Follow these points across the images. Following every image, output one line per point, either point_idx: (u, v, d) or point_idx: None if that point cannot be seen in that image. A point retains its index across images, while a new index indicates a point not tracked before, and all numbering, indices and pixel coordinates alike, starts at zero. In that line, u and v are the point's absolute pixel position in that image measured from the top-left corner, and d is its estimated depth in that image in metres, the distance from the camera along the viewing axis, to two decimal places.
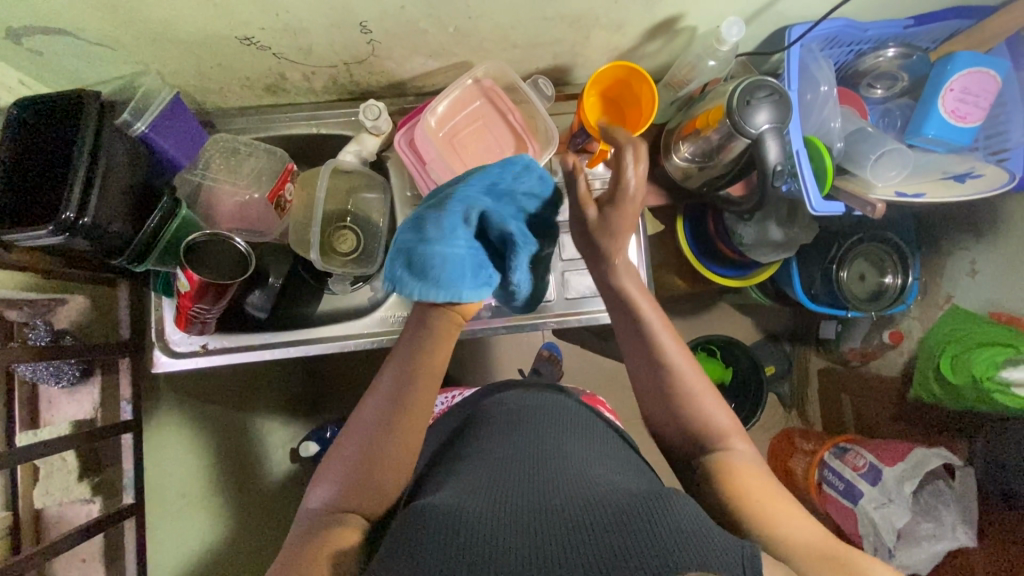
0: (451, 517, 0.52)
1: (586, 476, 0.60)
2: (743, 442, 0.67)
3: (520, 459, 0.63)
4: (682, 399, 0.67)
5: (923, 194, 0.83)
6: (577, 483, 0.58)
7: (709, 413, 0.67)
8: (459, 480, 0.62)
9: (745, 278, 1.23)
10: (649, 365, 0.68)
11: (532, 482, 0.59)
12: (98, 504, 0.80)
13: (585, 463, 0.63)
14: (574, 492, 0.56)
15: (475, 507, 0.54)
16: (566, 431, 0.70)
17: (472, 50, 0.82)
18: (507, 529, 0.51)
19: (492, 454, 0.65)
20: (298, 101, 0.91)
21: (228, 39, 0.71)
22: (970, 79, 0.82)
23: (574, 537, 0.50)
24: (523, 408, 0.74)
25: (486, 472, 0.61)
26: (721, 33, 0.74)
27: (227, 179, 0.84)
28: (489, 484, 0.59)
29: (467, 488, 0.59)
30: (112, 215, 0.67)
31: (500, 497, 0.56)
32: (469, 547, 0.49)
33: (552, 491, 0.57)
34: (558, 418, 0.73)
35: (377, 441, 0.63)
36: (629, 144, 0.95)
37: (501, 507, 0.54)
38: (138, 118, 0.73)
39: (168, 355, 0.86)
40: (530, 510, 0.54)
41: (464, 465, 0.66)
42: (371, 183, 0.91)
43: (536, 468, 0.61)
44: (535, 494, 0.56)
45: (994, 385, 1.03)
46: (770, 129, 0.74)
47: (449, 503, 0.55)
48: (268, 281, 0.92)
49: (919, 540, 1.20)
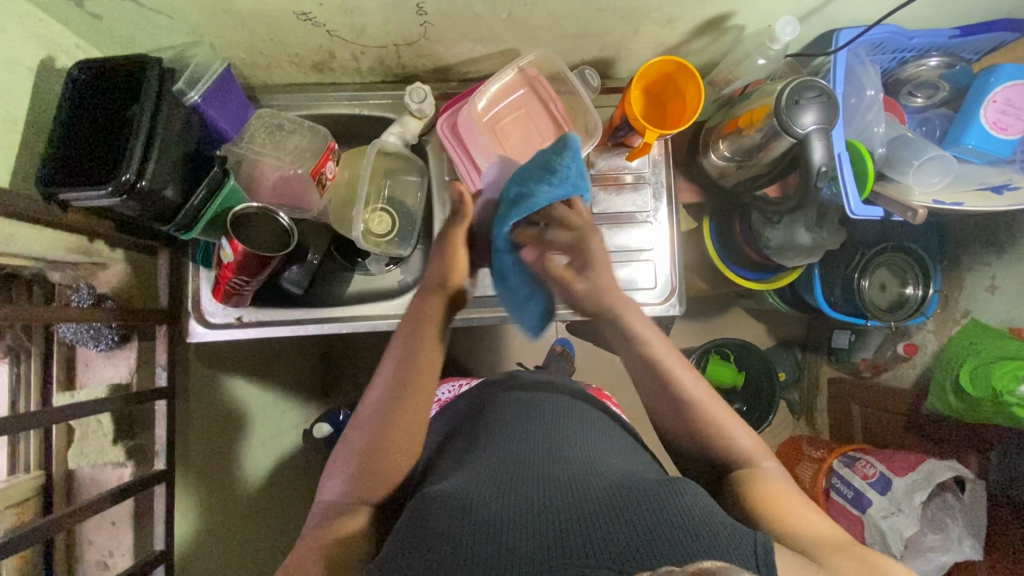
0: (464, 507, 0.53)
1: (592, 463, 0.62)
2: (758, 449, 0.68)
3: (529, 453, 0.63)
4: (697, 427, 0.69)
5: (961, 203, 0.83)
6: (586, 471, 0.60)
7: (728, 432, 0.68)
8: (469, 467, 0.63)
9: (770, 281, 1.24)
10: (665, 399, 0.70)
11: (540, 470, 0.60)
12: (129, 469, 0.80)
13: (591, 453, 0.64)
14: (579, 479, 0.58)
15: (487, 494, 0.55)
16: (574, 424, 0.71)
17: (520, 38, 0.83)
18: (516, 513, 0.52)
19: (502, 446, 0.66)
20: (342, 81, 0.92)
21: (285, 13, 0.72)
22: (1013, 91, 0.82)
23: (583, 518, 0.51)
24: (532, 402, 0.75)
25: (495, 459, 0.63)
26: (774, 31, 0.74)
27: (270, 153, 0.85)
28: (500, 471, 0.60)
29: (478, 475, 0.60)
30: (166, 180, 0.67)
31: (509, 484, 0.57)
32: (478, 536, 0.49)
33: (562, 477, 0.58)
34: (566, 408, 0.75)
35: (388, 432, 0.63)
36: (667, 140, 0.96)
37: (511, 492, 0.55)
38: (191, 87, 0.74)
39: (202, 326, 0.87)
40: (538, 493, 0.55)
41: (474, 452, 0.67)
42: (410, 166, 0.92)
43: (543, 456, 0.63)
44: (543, 479, 0.58)
45: (1013, 400, 1.04)
46: (817, 130, 0.75)
47: (460, 491, 0.56)
48: (306, 258, 0.88)
49: (925, 551, 1.20)
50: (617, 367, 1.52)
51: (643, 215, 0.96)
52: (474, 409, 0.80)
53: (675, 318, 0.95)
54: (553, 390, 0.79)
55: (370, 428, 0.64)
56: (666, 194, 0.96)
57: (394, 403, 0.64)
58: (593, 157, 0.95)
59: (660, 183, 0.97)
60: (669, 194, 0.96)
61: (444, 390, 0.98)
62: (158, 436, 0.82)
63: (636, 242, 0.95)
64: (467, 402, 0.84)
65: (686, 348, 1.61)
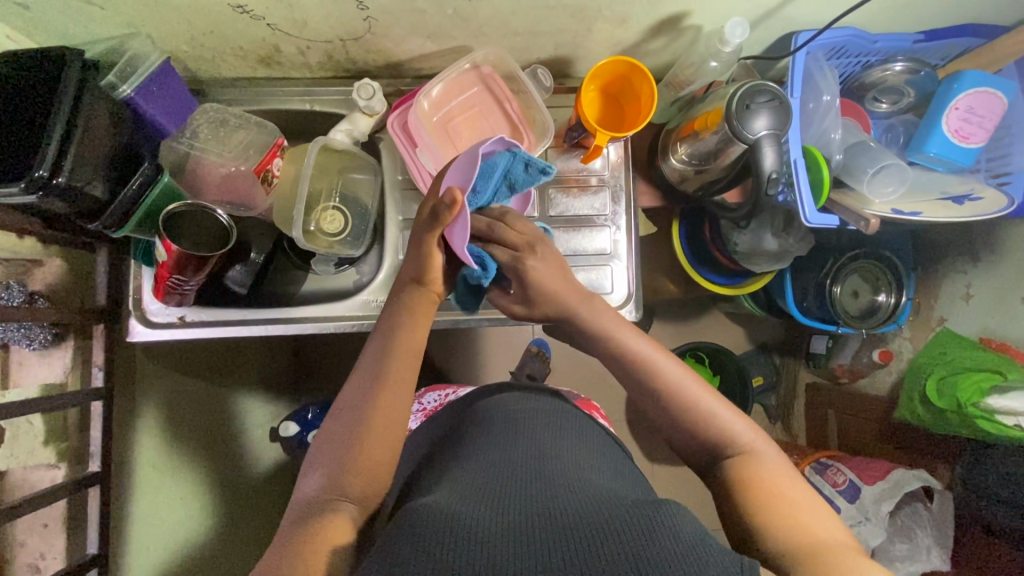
0: (450, 518, 0.51)
1: (582, 481, 0.61)
2: (751, 429, 0.66)
3: (518, 466, 0.62)
4: (684, 412, 0.68)
5: (919, 213, 0.81)
6: (574, 487, 0.59)
7: (709, 415, 0.67)
8: (460, 476, 0.62)
9: (740, 286, 1.21)
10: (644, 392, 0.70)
11: (532, 484, 0.59)
12: (63, 470, 0.78)
13: (576, 470, 0.63)
14: (572, 497, 0.56)
15: (477, 508, 0.54)
16: (561, 441, 0.70)
17: (471, 35, 0.81)
18: (512, 531, 0.51)
19: (494, 455, 0.65)
20: (293, 76, 0.90)
21: (220, 5, 0.69)
22: (975, 99, 0.80)
23: (575, 537, 0.50)
24: (522, 415, 0.75)
25: (482, 470, 0.62)
26: (725, 34, 0.72)
27: (213, 150, 0.82)
28: (488, 485, 0.59)
29: (473, 488, 0.58)
30: (89, 177, 0.65)
31: (498, 501, 0.56)
32: (468, 549, 0.48)
33: (552, 496, 0.56)
34: (550, 423, 0.74)
35: (361, 439, 0.63)
36: (626, 142, 0.94)
37: (502, 505, 0.55)
38: (124, 80, 0.72)
39: (144, 325, 0.84)
40: (533, 513, 0.54)
41: (463, 463, 0.66)
42: (361, 164, 0.90)
43: (537, 471, 0.61)
44: (536, 495, 0.57)
45: (978, 411, 1.02)
46: (768, 136, 0.73)
47: (444, 502, 0.55)
48: (249, 257, 0.90)
49: (892, 561, 1.19)
50: (590, 371, 1.50)
51: (601, 218, 0.94)
52: (457, 427, 0.79)
53: (634, 324, 0.94)
54: (540, 404, 0.79)
55: (349, 425, 0.64)
56: (625, 198, 0.94)
57: (371, 394, 0.66)
58: (550, 159, 0.93)
59: (620, 186, 0.94)
60: (627, 198, 0.93)
61: (430, 398, 0.98)
62: (94, 438, 0.81)
63: (594, 246, 0.93)
64: (451, 419, 0.84)
65: (660, 351, 1.59)
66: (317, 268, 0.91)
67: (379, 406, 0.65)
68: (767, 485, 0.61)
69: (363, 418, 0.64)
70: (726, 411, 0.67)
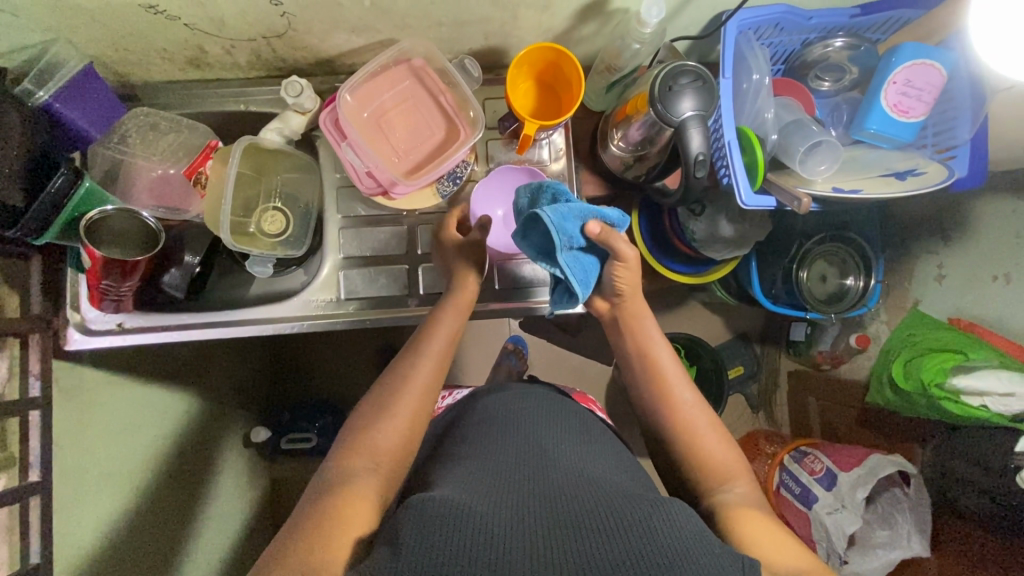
0: (458, 505, 0.50)
1: (580, 470, 0.60)
2: (747, 474, 0.72)
3: (522, 455, 0.62)
4: (689, 437, 0.73)
5: (859, 190, 0.79)
6: (574, 477, 0.58)
7: (712, 449, 0.72)
8: (462, 464, 0.62)
9: (703, 275, 1.19)
10: (660, 408, 0.76)
11: (535, 474, 0.58)
12: (0, 480, 0.74)
13: (576, 458, 0.63)
14: (574, 486, 0.56)
15: (481, 499, 0.53)
16: (563, 430, 0.69)
17: (395, 27, 0.80)
18: (517, 525, 0.50)
19: (498, 444, 0.65)
20: (225, 77, 0.89)
21: (132, 6, 0.69)
22: (912, 71, 0.79)
23: (580, 532, 0.50)
24: (529, 401, 0.75)
25: (487, 455, 0.62)
26: (642, 15, 0.71)
27: (142, 155, 0.82)
28: (493, 475, 0.58)
29: (476, 479, 0.58)
30: (1, 183, 0.65)
31: (503, 491, 0.55)
32: (477, 542, 0.47)
33: (555, 485, 0.56)
34: (558, 411, 0.74)
35: (392, 423, 0.66)
36: (567, 130, 0.93)
37: (508, 496, 0.54)
38: (40, 86, 0.72)
39: (81, 332, 0.87)
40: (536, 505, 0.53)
41: (467, 448, 0.66)
42: (296, 163, 0.90)
43: (538, 459, 0.61)
44: (538, 486, 0.56)
45: (943, 393, 1.00)
46: (694, 117, 0.71)
47: (449, 492, 0.54)
48: (184, 259, 0.86)
49: (873, 548, 1.17)
50: (564, 367, 1.48)
51: None
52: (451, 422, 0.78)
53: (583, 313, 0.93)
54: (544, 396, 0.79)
55: (373, 411, 0.67)
56: (567, 185, 0.92)
57: (401, 381, 0.70)
58: (491, 151, 0.92)
59: (562, 175, 0.93)
60: (570, 185, 0.92)
61: None
62: (33, 446, 0.78)
63: None
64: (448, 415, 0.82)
65: None
66: (253, 269, 0.86)
67: (407, 395, 0.68)
68: (753, 521, 0.64)
69: (385, 408, 0.67)
70: (723, 445, 0.73)
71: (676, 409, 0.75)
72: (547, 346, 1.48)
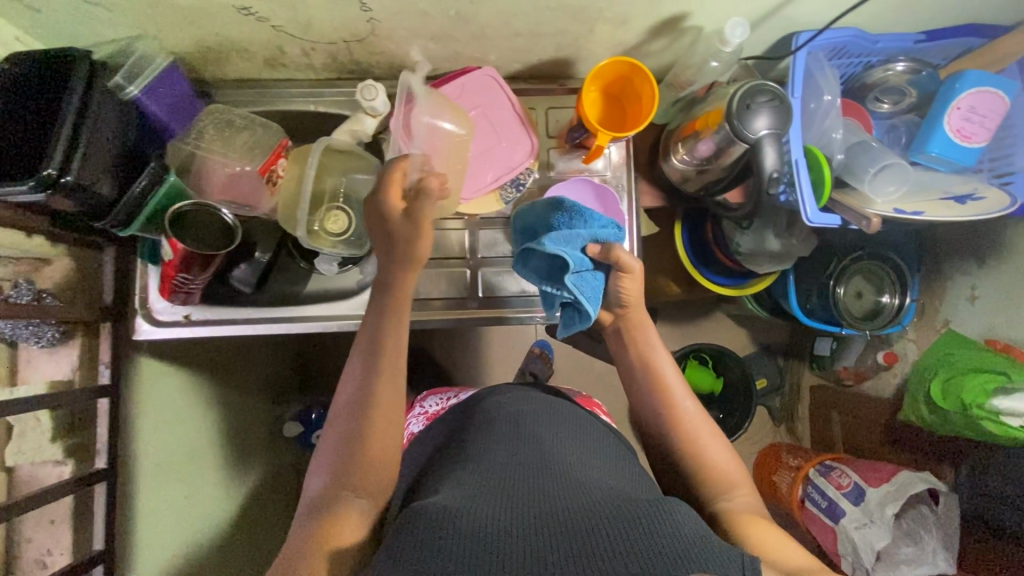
0: (451, 511, 0.50)
1: (581, 474, 0.59)
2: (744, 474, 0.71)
3: (518, 456, 0.61)
4: (688, 441, 0.73)
5: (921, 212, 0.81)
6: (573, 482, 0.57)
7: (711, 449, 0.72)
8: (459, 467, 0.62)
9: (749, 286, 1.20)
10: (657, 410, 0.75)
11: (534, 479, 0.58)
12: (70, 467, 0.77)
13: (575, 460, 0.63)
14: (573, 490, 0.55)
15: (476, 503, 0.52)
16: (563, 432, 0.69)
17: (472, 35, 0.81)
18: (511, 528, 0.50)
19: (497, 447, 0.64)
20: (298, 77, 0.91)
21: (225, 7, 0.70)
22: (978, 98, 0.80)
23: (575, 534, 0.49)
24: (528, 403, 0.74)
25: (482, 459, 0.62)
26: (724, 34, 0.73)
27: (218, 151, 0.83)
28: (489, 478, 0.58)
29: (472, 483, 0.57)
30: (97, 175, 0.66)
31: (497, 494, 0.55)
32: (470, 547, 0.47)
33: (551, 488, 0.56)
34: (557, 412, 0.73)
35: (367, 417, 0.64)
36: (627, 143, 0.95)
37: (503, 500, 0.54)
38: (130, 81, 0.73)
39: (150, 323, 0.87)
40: (530, 509, 0.53)
41: (465, 450, 0.65)
42: (365, 164, 0.89)
43: (536, 462, 0.61)
44: (537, 491, 0.56)
45: (984, 413, 1.01)
46: (769, 135, 0.73)
47: (443, 497, 0.54)
48: (253, 255, 0.91)
49: (898, 563, 1.16)
50: (594, 373, 1.50)
51: None
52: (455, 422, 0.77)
53: None
54: (542, 398, 0.77)
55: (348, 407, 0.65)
56: (626, 196, 0.94)
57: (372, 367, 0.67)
58: (552, 159, 0.94)
59: (621, 186, 0.95)
60: (629, 196, 0.94)
61: (431, 402, 0.95)
62: (101, 435, 0.80)
63: None
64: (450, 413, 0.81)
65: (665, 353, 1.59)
66: (321, 267, 0.92)
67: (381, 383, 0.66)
68: (755, 525, 0.64)
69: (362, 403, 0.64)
70: (720, 445, 0.73)
71: (671, 413, 0.75)
72: (577, 352, 1.50)
